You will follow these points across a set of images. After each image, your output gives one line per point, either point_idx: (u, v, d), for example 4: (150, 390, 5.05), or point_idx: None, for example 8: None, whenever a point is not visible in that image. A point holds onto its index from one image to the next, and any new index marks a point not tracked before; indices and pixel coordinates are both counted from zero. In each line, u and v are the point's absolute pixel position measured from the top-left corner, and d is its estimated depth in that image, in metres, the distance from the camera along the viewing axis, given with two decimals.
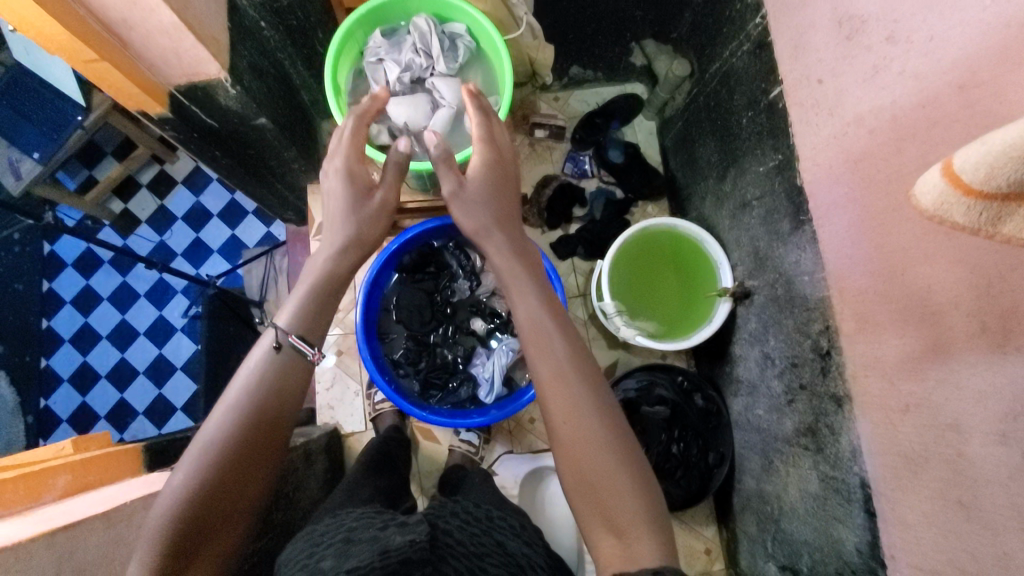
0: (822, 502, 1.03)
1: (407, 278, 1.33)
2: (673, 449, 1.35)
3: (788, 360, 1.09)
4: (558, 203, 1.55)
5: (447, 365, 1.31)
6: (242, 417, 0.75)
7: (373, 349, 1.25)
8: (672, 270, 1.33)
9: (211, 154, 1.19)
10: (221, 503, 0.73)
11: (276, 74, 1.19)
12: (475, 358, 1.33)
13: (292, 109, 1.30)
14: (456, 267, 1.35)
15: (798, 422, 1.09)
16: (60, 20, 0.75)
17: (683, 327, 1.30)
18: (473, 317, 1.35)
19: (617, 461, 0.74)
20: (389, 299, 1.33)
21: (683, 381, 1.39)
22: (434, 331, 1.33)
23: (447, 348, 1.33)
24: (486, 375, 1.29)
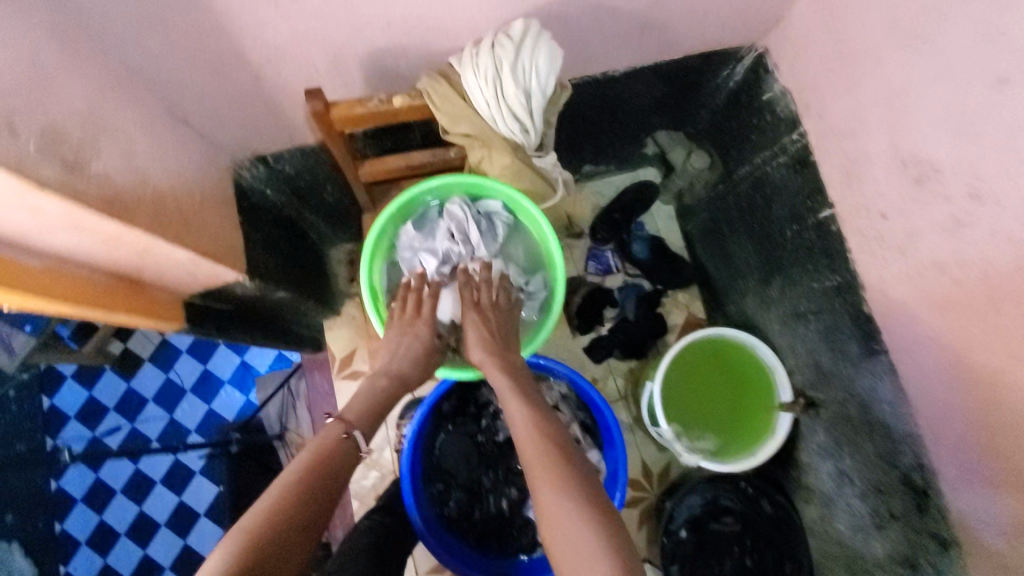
0: None
1: (447, 423, 1.26)
2: (748, 561, 1.27)
3: (872, 486, 1.02)
4: (589, 307, 1.48)
5: (501, 513, 1.22)
6: (310, 482, 0.72)
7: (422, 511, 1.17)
8: (726, 379, 1.26)
9: (232, 335, 1.07)
10: (299, 517, 0.68)
11: (286, 235, 1.13)
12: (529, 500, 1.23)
13: (305, 263, 1.23)
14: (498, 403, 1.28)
15: (891, 550, 1.00)
16: (84, 303, 0.67)
17: (744, 441, 1.22)
18: None
19: (608, 545, 0.63)
20: (432, 449, 1.24)
21: (747, 487, 1.32)
22: (484, 477, 1.24)
23: (498, 494, 1.23)
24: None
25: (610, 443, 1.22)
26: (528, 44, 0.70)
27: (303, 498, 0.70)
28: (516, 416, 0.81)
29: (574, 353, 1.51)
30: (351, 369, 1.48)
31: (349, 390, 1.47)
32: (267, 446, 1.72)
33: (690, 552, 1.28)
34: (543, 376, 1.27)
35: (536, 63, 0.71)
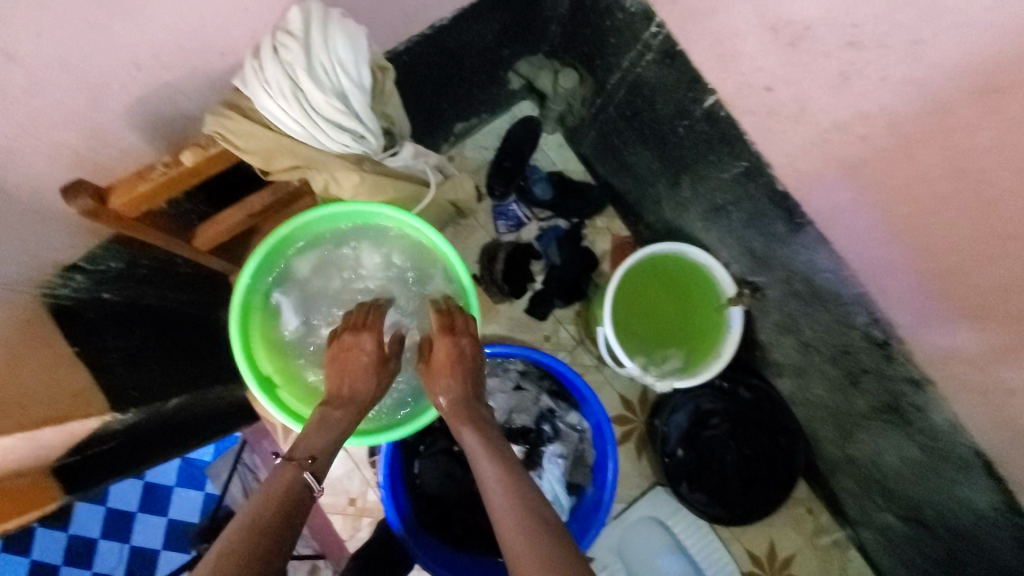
0: (934, 469, 0.98)
1: (418, 448, 1.19)
2: (746, 450, 1.29)
3: (838, 349, 1.02)
4: (513, 270, 1.40)
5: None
6: (250, 518, 0.60)
7: (427, 549, 1.09)
8: (668, 294, 1.22)
9: (167, 448, 0.97)
10: (297, 512, 0.64)
11: (161, 323, 0.93)
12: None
13: (213, 363, 1.02)
14: None
15: (871, 401, 1.02)
16: None
17: (707, 347, 1.20)
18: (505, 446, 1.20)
19: None
20: (410, 478, 1.17)
21: (724, 383, 1.31)
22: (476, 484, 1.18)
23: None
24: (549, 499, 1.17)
25: (584, 402, 1.19)
26: (315, 35, 0.61)
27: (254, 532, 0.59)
28: (473, 449, 0.75)
29: (518, 318, 1.44)
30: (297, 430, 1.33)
31: None
32: None
33: (688, 465, 1.30)
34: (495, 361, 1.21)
35: (335, 53, 0.63)
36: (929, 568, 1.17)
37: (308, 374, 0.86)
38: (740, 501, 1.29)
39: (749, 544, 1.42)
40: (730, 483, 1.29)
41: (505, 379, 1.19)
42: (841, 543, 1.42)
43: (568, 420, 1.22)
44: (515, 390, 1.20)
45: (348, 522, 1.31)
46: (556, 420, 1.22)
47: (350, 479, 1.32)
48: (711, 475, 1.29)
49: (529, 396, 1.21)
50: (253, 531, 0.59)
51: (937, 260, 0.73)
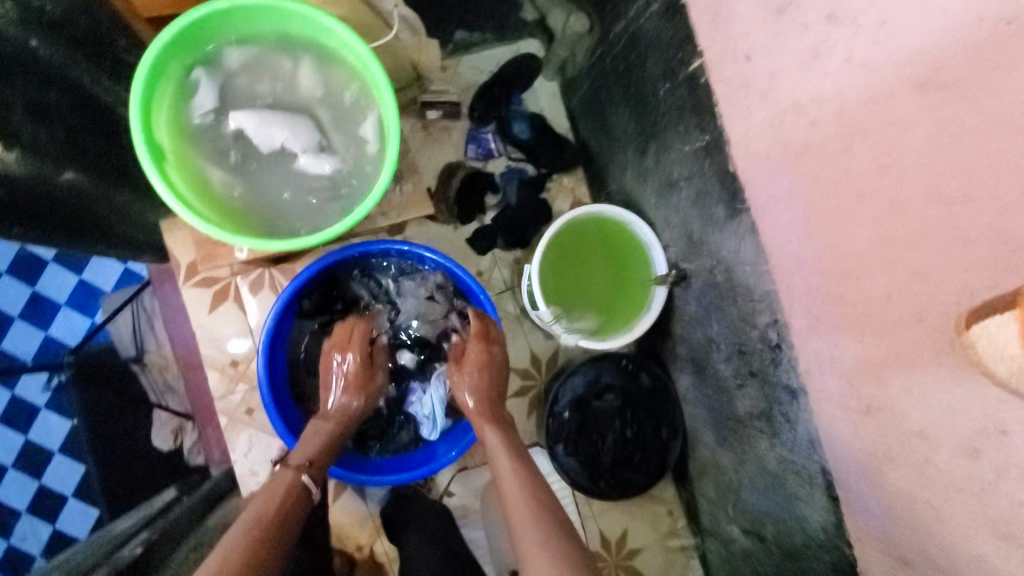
0: (783, 482, 1.03)
1: (311, 324, 1.15)
2: (628, 433, 1.32)
3: (735, 347, 1.05)
4: (467, 194, 1.37)
5: (381, 411, 1.17)
6: (254, 519, 0.83)
7: (288, 419, 1.08)
8: (603, 258, 1.23)
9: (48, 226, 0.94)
10: (296, 510, 0.90)
11: (71, 101, 0.90)
12: (409, 395, 1.18)
13: (122, 170, 1.05)
14: (369, 297, 1.17)
15: (750, 406, 1.06)
16: None
17: (622, 319, 1.22)
18: (399, 350, 1.18)
19: (551, 550, 0.81)
20: (295, 350, 1.15)
21: (628, 365, 1.34)
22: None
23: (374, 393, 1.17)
24: (426, 412, 1.16)
25: None
26: None
27: (268, 541, 0.81)
28: (491, 442, 1.01)
29: (457, 245, 1.41)
30: (202, 276, 1.27)
31: (201, 299, 1.27)
32: (122, 368, 1.53)
33: (569, 430, 1.32)
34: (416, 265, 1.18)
35: None
36: None
37: (210, 171, 0.85)
38: (606, 477, 1.32)
39: (603, 526, 1.47)
40: (603, 458, 1.32)
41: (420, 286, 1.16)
42: (687, 549, 1.48)
43: None
44: (426, 300, 1.17)
45: (224, 381, 1.28)
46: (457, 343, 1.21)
47: (240, 341, 1.28)
48: (588, 446, 1.32)
49: (439, 310, 1.18)
50: (258, 534, 0.80)
51: (839, 262, 0.76)
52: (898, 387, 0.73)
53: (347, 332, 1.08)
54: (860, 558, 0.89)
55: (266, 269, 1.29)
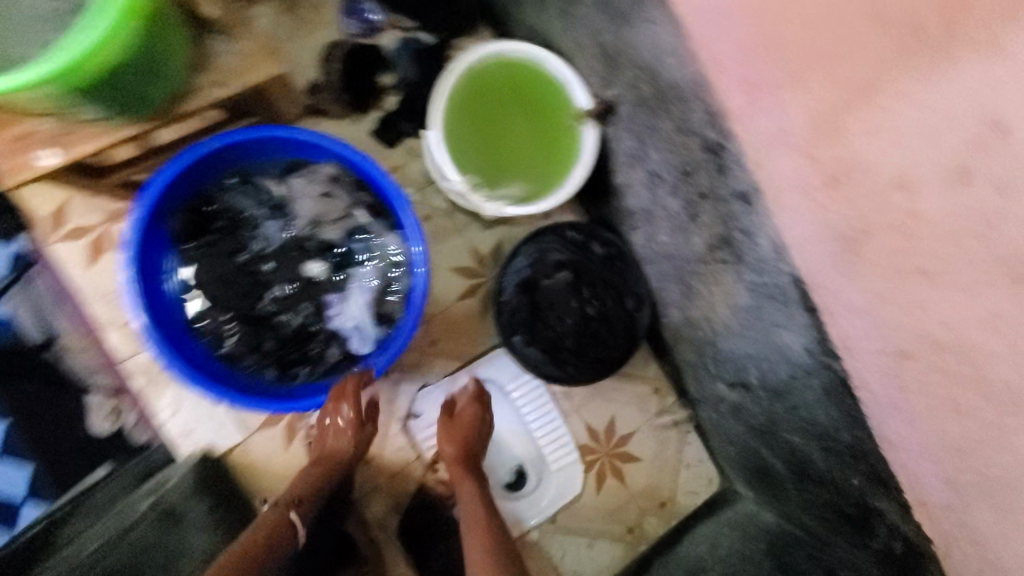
0: (757, 313, 0.90)
1: (190, 250, 1.02)
2: (590, 310, 1.19)
3: (680, 172, 0.90)
4: (356, 77, 1.19)
5: (299, 332, 1.05)
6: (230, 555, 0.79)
7: (184, 353, 0.96)
8: (517, 112, 1.05)
9: None
10: (278, 550, 0.85)
11: None
12: (330, 310, 1.06)
13: None
14: (255, 209, 1.04)
15: (708, 237, 0.92)
16: None
17: (554, 176, 1.06)
18: (306, 261, 1.06)
19: None
20: (183, 281, 1.02)
21: (577, 236, 1.19)
22: (263, 298, 1.04)
23: (286, 313, 1.04)
24: (351, 324, 1.05)
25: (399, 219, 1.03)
26: None
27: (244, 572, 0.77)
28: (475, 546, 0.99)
29: (361, 140, 1.23)
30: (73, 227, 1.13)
31: (77, 254, 1.12)
32: None
33: (523, 315, 1.19)
34: (301, 161, 1.04)
35: None
36: (749, 437, 1.16)
37: None
38: (573, 360, 1.19)
39: (587, 418, 1.37)
40: (566, 342, 1.19)
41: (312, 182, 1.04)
42: (681, 424, 1.40)
43: (383, 241, 1.07)
44: (322, 199, 1.06)
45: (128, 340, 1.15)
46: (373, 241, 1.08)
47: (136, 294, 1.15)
48: (548, 329, 1.19)
49: (337, 207, 1.06)
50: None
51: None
52: (864, 132, 0.58)
53: (346, 380, 1.01)
54: (847, 371, 0.77)
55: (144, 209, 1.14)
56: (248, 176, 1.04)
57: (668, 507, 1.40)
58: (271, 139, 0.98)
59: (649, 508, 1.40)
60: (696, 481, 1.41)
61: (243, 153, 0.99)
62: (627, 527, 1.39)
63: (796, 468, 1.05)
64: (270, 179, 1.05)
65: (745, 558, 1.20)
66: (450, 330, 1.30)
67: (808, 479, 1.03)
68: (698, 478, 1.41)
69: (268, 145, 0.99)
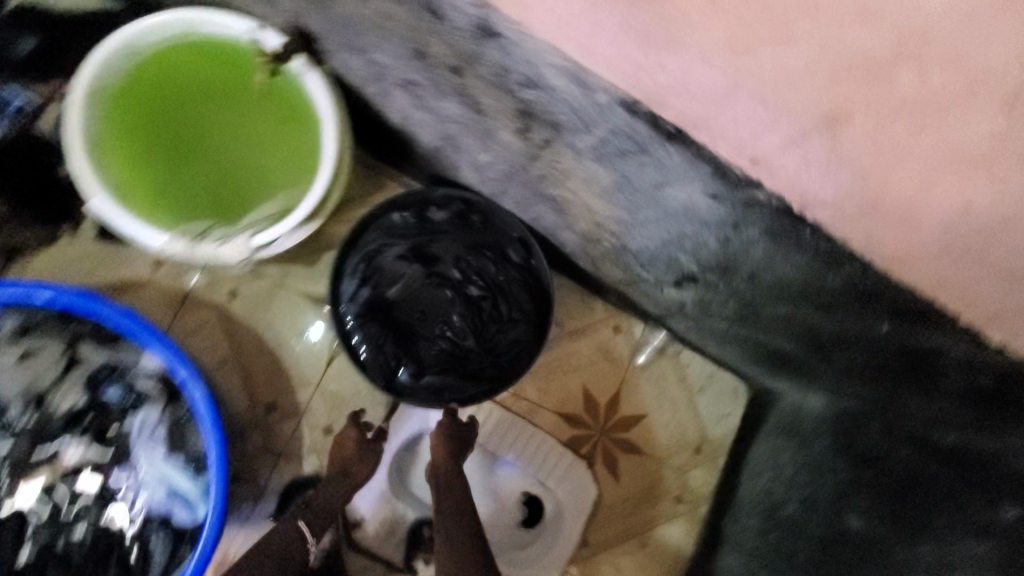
0: (630, 184, 0.60)
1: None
2: (472, 291, 0.90)
3: (418, 58, 0.59)
4: (32, 181, 0.89)
5: (97, 541, 0.82)
6: None
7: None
8: (219, 109, 0.74)
9: None
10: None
11: None
12: (123, 489, 0.83)
13: None
14: None
15: (510, 124, 0.62)
16: None
17: (308, 157, 0.75)
18: (64, 449, 0.82)
19: None
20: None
21: (408, 214, 0.87)
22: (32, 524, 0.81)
23: (80, 522, 0.82)
24: (161, 494, 0.82)
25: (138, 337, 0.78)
26: None
27: None
28: None
29: (97, 251, 0.93)
30: None
31: None
32: None
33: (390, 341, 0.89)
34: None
35: None
36: (738, 330, 0.85)
37: None
38: (488, 356, 0.89)
39: (555, 405, 1.09)
40: (467, 342, 0.89)
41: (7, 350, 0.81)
42: (666, 349, 1.10)
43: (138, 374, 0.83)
44: (33, 362, 0.82)
45: None
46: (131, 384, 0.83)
47: None
48: (432, 343, 0.90)
49: (58, 361, 0.82)
50: None
51: None
52: None
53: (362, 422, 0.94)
54: (778, 196, 0.46)
55: None
56: None
57: (706, 448, 1.11)
58: None
59: (685, 462, 1.10)
60: (722, 400, 1.11)
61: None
62: (674, 497, 1.09)
63: (809, 342, 0.75)
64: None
65: (818, 467, 0.84)
66: (337, 406, 0.97)
67: (830, 349, 0.72)
68: (722, 397, 1.11)
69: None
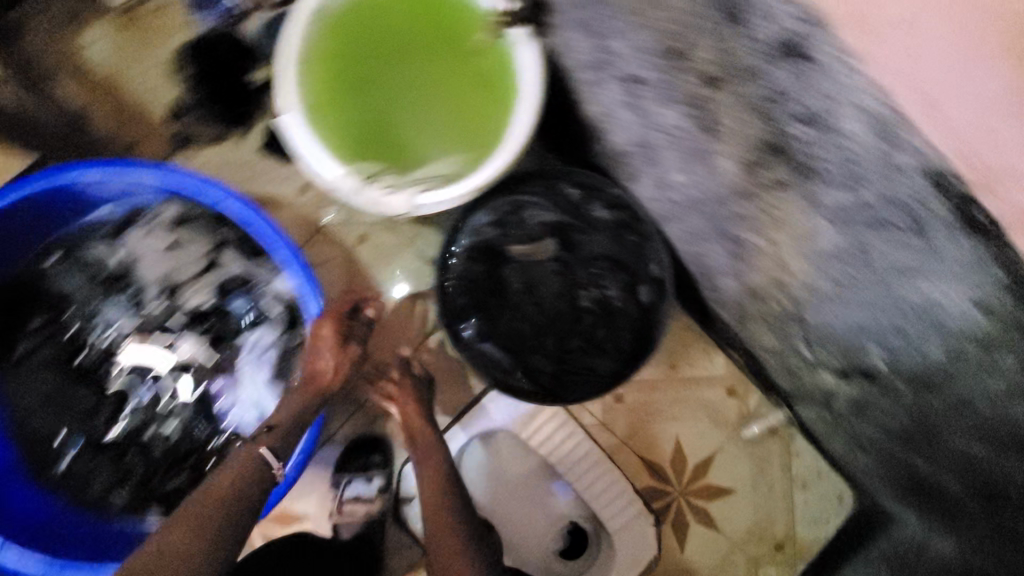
0: (862, 259, 0.51)
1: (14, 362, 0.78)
2: (580, 298, 0.85)
3: (665, 57, 0.53)
4: (219, 80, 0.90)
5: (174, 448, 0.78)
6: None
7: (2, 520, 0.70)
8: (424, 60, 0.71)
9: None
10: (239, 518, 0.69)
11: None
12: (216, 402, 0.80)
13: None
14: (81, 290, 0.79)
15: (741, 154, 0.55)
16: None
17: (495, 130, 0.70)
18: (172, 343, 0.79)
19: None
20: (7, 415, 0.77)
21: (576, 194, 0.82)
22: (120, 409, 0.78)
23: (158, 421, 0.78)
24: (252, 419, 0.79)
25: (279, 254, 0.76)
26: None
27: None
28: None
29: (254, 163, 0.93)
30: None
31: None
32: None
33: (476, 293, 0.83)
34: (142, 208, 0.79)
35: None
36: (889, 445, 0.74)
37: None
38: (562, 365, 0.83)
39: (640, 450, 1.00)
40: (544, 340, 0.84)
41: (150, 230, 0.79)
42: (779, 431, 0.99)
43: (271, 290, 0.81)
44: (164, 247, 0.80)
45: None
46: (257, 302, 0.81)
47: None
48: (517, 317, 0.84)
49: (189, 254, 0.80)
50: None
51: None
52: None
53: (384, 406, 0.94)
54: None
55: None
56: (66, 245, 0.79)
57: (788, 549, 0.99)
58: (85, 185, 0.71)
59: (760, 554, 1.00)
60: (821, 504, 0.99)
61: (63, 208, 0.75)
62: None
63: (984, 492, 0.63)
64: (103, 243, 0.80)
65: None
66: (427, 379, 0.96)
67: None
68: (823, 500, 0.99)
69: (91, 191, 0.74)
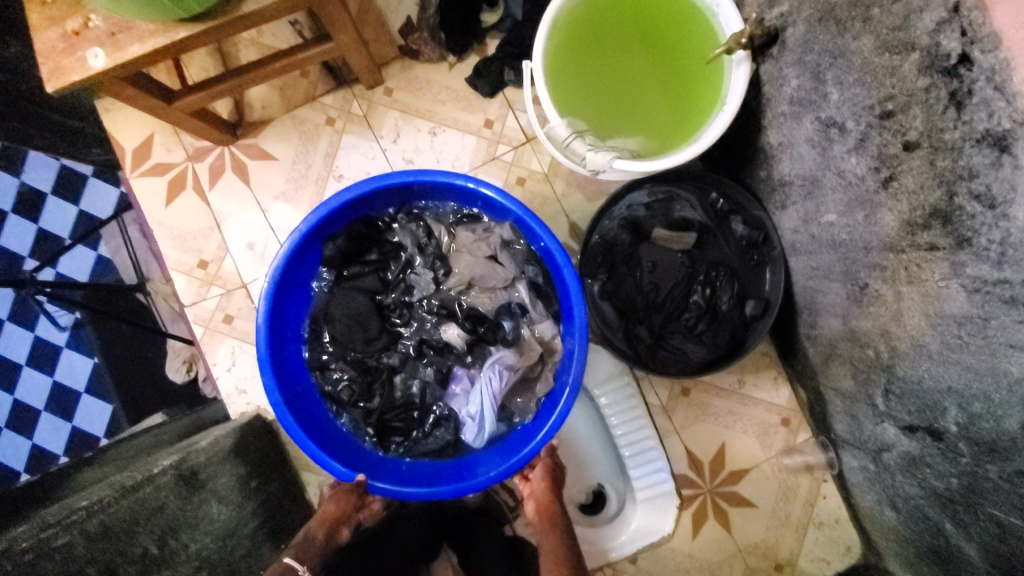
0: (980, 328, 0.61)
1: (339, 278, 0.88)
2: (695, 295, 0.94)
3: (876, 115, 0.64)
4: None
5: (412, 398, 0.87)
6: None
7: (285, 375, 0.83)
8: (646, 52, 0.83)
9: None
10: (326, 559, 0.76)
11: None
12: (452, 384, 0.88)
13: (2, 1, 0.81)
14: (411, 246, 0.89)
15: (906, 211, 0.65)
16: None
17: (685, 129, 0.82)
18: (443, 322, 0.88)
19: None
20: (318, 303, 0.88)
21: (722, 203, 0.95)
22: (389, 349, 0.88)
23: (408, 376, 0.88)
24: (471, 411, 0.84)
25: (568, 318, 0.83)
26: None
27: None
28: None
29: (458, 91, 1.07)
30: (152, 162, 1.06)
31: (155, 191, 1.06)
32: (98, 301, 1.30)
33: (611, 254, 0.95)
34: (474, 211, 0.89)
35: None
36: (924, 505, 0.84)
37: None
38: (659, 343, 0.95)
39: (688, 444, 1.11)
40: (652, 317, 0.94)
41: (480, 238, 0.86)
42: (815, 470, 1.09)
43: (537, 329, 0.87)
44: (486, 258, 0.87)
45: (195, 287, 1.05)
46: (526, 324, 0.88)
47: (206, 239, 1.05)
48: (637, 288, 0.95)
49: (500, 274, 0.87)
50: None
51: None
52: None
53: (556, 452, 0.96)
54: None
55: (225, 148, 1.06)
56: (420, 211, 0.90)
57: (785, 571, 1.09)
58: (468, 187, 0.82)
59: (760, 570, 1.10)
60: (829, 546, 1.09)
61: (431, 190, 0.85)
62: None
63: (999, 563, 0.72)
64: (440, 225, 0.90)
65: None
66: None
67: None
68: (832, 543, 1.09)
69: (461, 193, 0.85)
